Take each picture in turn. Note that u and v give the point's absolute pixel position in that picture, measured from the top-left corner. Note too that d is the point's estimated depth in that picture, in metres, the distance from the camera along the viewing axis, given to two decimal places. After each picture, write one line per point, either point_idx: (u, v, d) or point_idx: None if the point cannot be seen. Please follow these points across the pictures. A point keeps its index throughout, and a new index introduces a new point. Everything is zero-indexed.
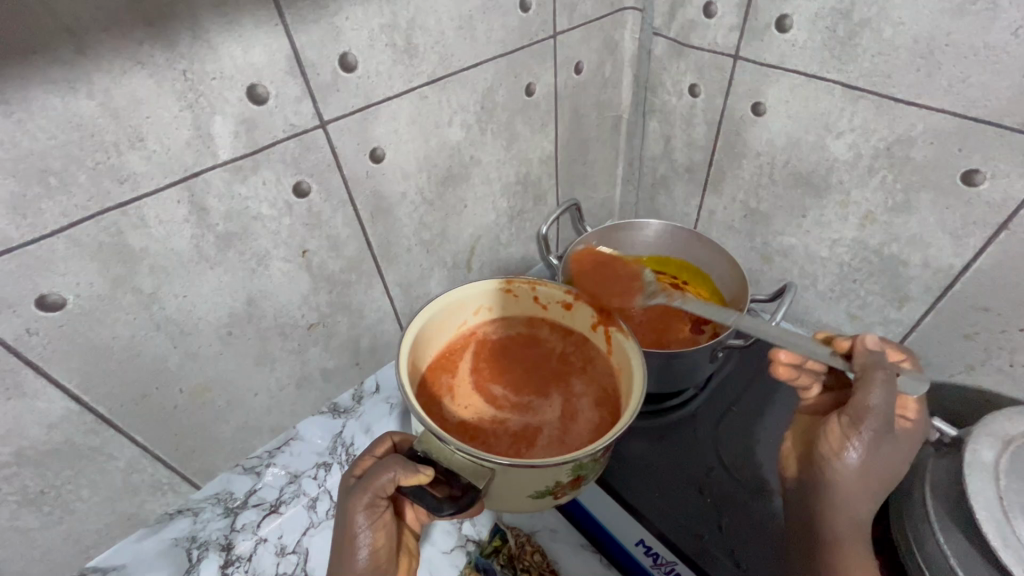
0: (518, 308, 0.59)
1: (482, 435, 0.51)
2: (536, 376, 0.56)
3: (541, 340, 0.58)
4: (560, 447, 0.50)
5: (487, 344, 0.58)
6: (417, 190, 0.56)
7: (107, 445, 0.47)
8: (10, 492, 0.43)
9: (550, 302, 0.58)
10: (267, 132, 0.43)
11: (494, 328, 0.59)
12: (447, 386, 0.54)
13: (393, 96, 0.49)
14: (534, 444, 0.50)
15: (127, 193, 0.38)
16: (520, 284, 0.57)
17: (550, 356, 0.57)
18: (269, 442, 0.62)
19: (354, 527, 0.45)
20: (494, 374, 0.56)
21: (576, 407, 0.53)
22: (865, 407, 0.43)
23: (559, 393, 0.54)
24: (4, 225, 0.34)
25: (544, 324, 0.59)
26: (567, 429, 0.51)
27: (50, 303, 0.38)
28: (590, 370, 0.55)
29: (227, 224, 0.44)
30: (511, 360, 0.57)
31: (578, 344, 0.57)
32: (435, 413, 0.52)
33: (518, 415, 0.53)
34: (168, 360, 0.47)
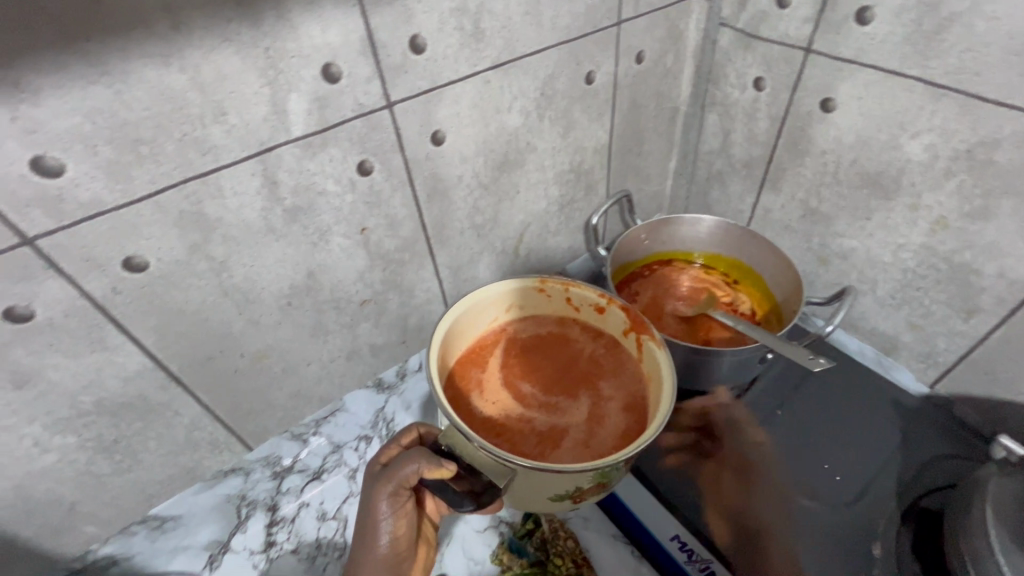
0: (549, 308, 0.59)
1: (507, 434, 0.51)
2: (566, 378, 0.55)
3: (571, 341, 0.58)
4: (584, 451, 0.49)
5: (518, 341, 0.58)
6: (474, 174, 0.57)
7: (174, 402, 0.50)
8: (87, 438, 0.46)
9: (582, 305, 0.57)
10: (338, 111, 0.44)
11: (526, 326, 0.59)
12: (475, 380, 0.55)
13: (457, 80, 0.49)
14: (559, 446, 0.50)
15: (207, 164, 0.40)
16: (553, 284, 0.57)
17: (580, 358, 0.57)
18: (317, 411, 0.64)
19: (376, 515, 0.48)
20: (523, 371, 0.56)
21: (604, 412, 0.52)
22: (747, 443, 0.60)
23: (587, 396, 0.54)
24: (99, 190, 0.36)
25: (575, 326, 0.59)
26: (594, 433, 0.51)
27: (135, 264, 0.41)
28: (620, 375, 0.55)
29: (295, 198, 0.46)
30: (541, 358, 0.57)
31: (608, 348, 0.57)
32: (464, 407, 0.52)
33: (546, 415, 0.52)
34: (232, 325, 0.49)
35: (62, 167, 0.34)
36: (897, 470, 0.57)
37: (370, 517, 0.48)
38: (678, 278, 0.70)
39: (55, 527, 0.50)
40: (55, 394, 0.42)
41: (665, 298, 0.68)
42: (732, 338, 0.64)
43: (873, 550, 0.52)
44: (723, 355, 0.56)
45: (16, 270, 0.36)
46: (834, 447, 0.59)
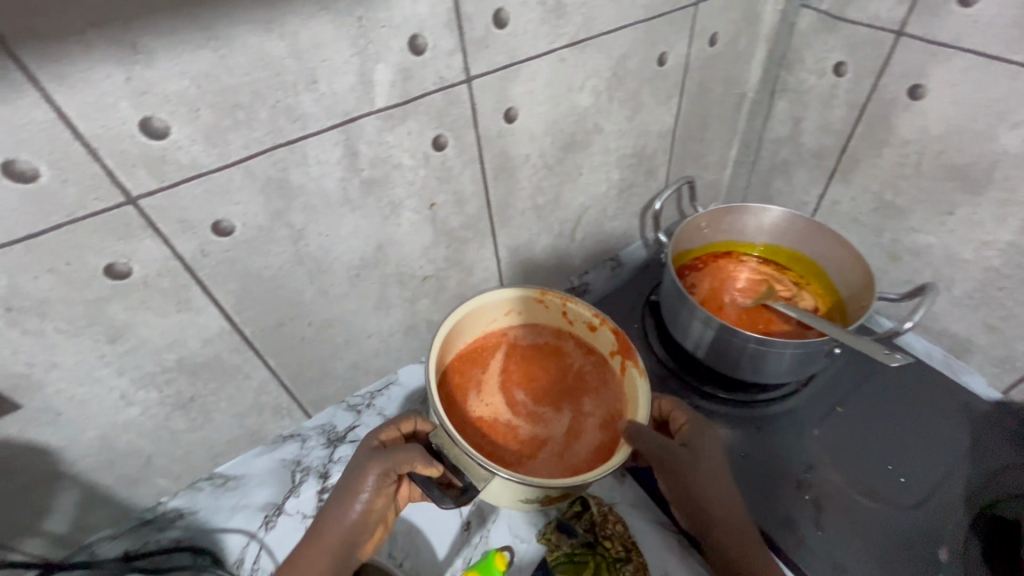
0: (546, 318, 0.58)
1: (491, 436, 0.51)
2: (554, 389, 0.55)
3: (564, 354, 0.58)
4: (560, 464, 0.50)
5: (517, 348, 0.58)
6: (541, 154, 0.57)
7: (245, 365, 0.52)
8: (168, 394, 0.49)
9: (577, 318, 0.57)
10: (420, 84, 0.44)
11: (525, 333, 0.59)
12: (470, 379, 0.55)
13: (535, 56, 0.49)
14: (536, 455, 0.51)
15: (296, 132, 0.41)
16: (552, 297, 0.56)
17: (570, 371, 0.56)
18: (372, 384, 0.66)
19: (351, 485, 0.49)
20: (517, 377, 0.56)
21: (583, 427, 0.53)
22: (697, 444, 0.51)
23: (570, 410, 0.54)
24: (198, 153, 0.37)
25: (570, 339, 0.58)
26: (570, 447, 0.51)
27: (223, 228, 0.42)
28: (604, 393, 0.55)
29: (372, 169, 0.46)
30: (534, 367, 0.57)
31: (598, 365, 0.56)
32: (456, 405, 0.53)
33: (530, 425, 0.53)
34: (304, 294, 0.50)
35: (167, 130, 0.36)
36: (967, 475, 0.55)
37: (348, 486, 0.49)
38: (736, 269, 0.69)
39: (133, 478, 0.53)
40: (143, 350, 0.44)
41: (721, 291, 0.67)
42: (792, 333, 0.62)
43: (940, 556, 0.51)
44: (786, 348, 0.54)
45: (119, 228, 0.38)
46: (898, 448, 0.58)
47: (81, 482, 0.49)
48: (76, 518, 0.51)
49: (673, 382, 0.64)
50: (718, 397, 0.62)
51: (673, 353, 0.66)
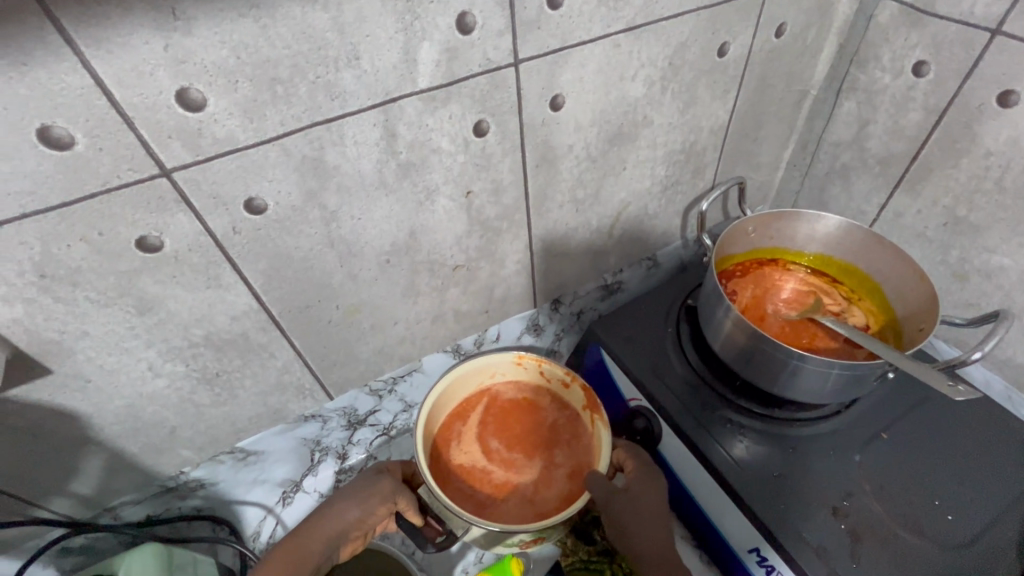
0: (525, 375, 0.62)
1: (468, 481, 0.56)
2: (529, 440, 0.59)
3: (541, 407, 0.61)
4: (530, 508, 0.54)
5: (498, 401, 0.61)
6: (585, 145, 0.54)
7: (271, 344, 0.51)
8: (194, 369, 0.48)
9: (553, 375, 0.60)
10: (465, 65, 0.42)
11: (506, 387, 0.62)
12: (455, 431, 0.59)
13: (588, 40, 0.46)
14: (508, 500, 0.55)
15: (334, 110, 0.39)
16: (528, 360, 0.60)
17: (545, 424, 0.60)
18: (396, 369, 0.64)
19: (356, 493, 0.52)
20: (495, 428, 0.60)
21: (554, 475, 0.56)
22: (642, 489, 0.53)
23: (543, 459, 0.57)
24: (234, 127, 0.36)
25: (547, 393, 0.62)
26: (540, 493, 0.55)
27: (256, 207, 0.41)
28: (577, 445, 0.58)
29: (409, 153, 0.45)
30: (512, 420, 0.60)
31: (573, 417, 0.60)
32: (438, 453, 0.57)
33: (505, 473, 0.57)
34: (332, 277, 0.49)
35: (204, 102, 0.34)
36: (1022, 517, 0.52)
37: (358, 492, 0.52)
38: (782, 278, 0.65)
39: (157, 447, 0.53)
40: (171, 323, 0.44)
41: (766, 301, 0.64)
42: (837, 351, 0.58)
43: None
44: (832, 366, 0.50)
45: (153, 200, 0.37)
46: (944, 479, 0.54)
47: (107, 448, 0.50)
48: (102, 482, 0.52)
49: (704, 391, 0.61)
50: (751, 411, 0.59)
51: (707, 361, 0.63)
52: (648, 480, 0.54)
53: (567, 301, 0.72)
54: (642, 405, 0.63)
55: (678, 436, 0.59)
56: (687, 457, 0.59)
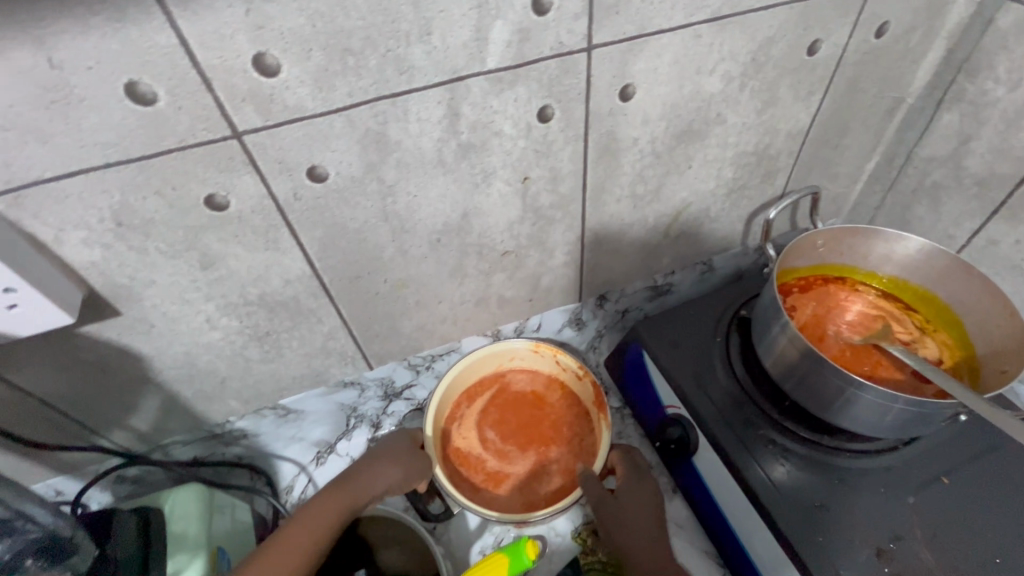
0: (541, 367, 0.68)
1: (465, 466, 0.63)
2: (528, 432, 0.66)
3: (549, 402, 0.67)
4: (519, 497, 0.62)
5: (506, 392, 0.68)
6: (651, 139, 0.52)
7: (319, 310, 0.53)
8: (246, 326, 0.51)
9: (567, 369, 0.67)
10: (536, 47, 0.41)
11: (517, 379, 0.68)
12: (459, 415, 0.66)
13: (668, 29, 0.44)
14: (498, 486, 0.63)
15: (401, 85, 0.39)
16: (545, 349, 0.66)
17: (547, 419, 0.66)
18: (435, 347, 0.65)
19: (400, 451, 0.56)
20: (495, 419, 0.66)
21: (547, 469, 0.63)
22: (626, 491, 0.56)
23: (537, 453, 0.64)
24: (304, 95, 0.37)
25: (556, 389, 0.68)
26: (531, 484, 0.62)
27: (317, 174, 0.42)
28: (571, 444, 0.65)
29: (471, 133, 0.44)
30: (513, 413, 0.67)
31: (572, 418, 0.66)
32: (442, 438, 0.64)
33: (498, 461, 0.64)
34: (384, 251, 0.50)
35: (278, 68, 0.35)
36: None
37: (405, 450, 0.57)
38: (849, 299, 0.61)
39: (208, 394, 0.56)
40: (230, 280, 0.46)
41: (828, 320, 0.60)
42: (901, 382, 0.54)
43: None
44: (896, 399, 0.46)
45: (222, 160, 0.38)
46: (1005, 532, 0.50)
47: (163, 391, 0.53)
48: (157, 419, 0.56)
49: (748, 407, 0.58)
50: (798, 434, 0.55)
51: (755, 376, 0.60)
52: (636, 485, 0.57)
53: (613, 298, 0.70)
54: (680, 413, 0.61)
55: (713, 450, 0.57)
56: (722, 473, 0.57)
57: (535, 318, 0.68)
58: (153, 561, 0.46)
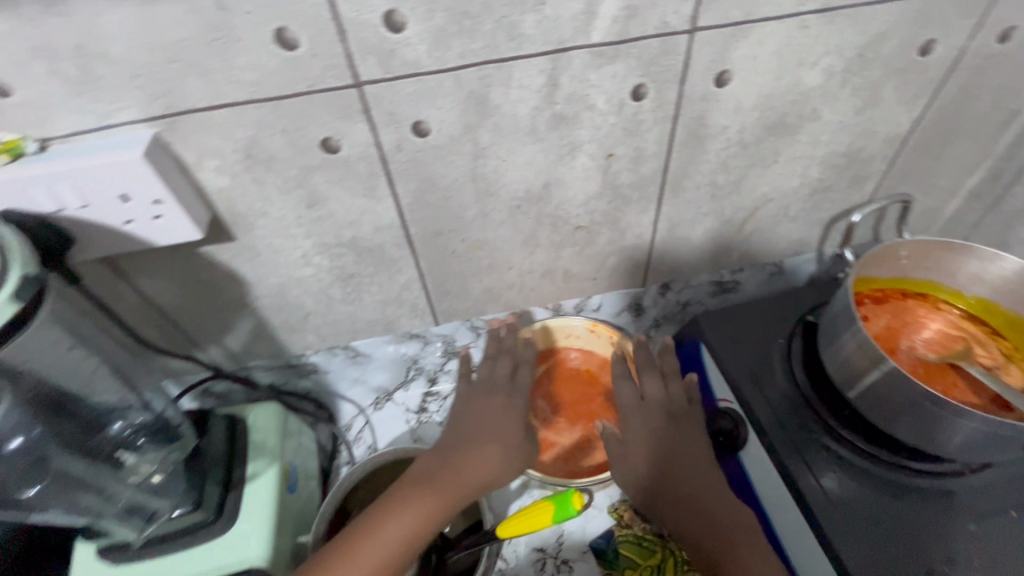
0: (596, 349, 0.71)
1: None
2: (578, 408, 0.69)
3: (601, 382, 0.71)
4: (563, 466, 0.64)
5: (562, 367, 0.71)
6: (740, 129, 0.52)
7: (400, 260, 0.57)
8: (334, 266, 0.55)
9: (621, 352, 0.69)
10: (641, 25, 0.42)
11: (573, 357, 0.72)
12: None
13: (775, 16, 0.44)
14: (544, 453, 0.65)
15: (509, 51, 0.41)
16: (601, 330, 0.69)
17: (598, 398, 0.69)
18: (497, 312, 0.68)
19: (506, 432, 0.56)
20: (547, 392, 0.70)
21: (592, 444, 0.66)
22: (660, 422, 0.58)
23: (584, 428, 0.67)
24: (422, 53, 0.40)
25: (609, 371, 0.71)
26: (576, 456, 0.65)
27: (421, 130, 0.45)
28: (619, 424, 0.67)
29: (566, 104, 0.46)
30: (567, 388, 0.70)
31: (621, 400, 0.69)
32: None
33: (546, 430, 0.67)
34: (467, 211, 0.53)
35: (404, 25, 0.38)
36: None
37: (513, 433, 0.56)
38: (927, 316, 0.59)
39: (292, 326, 0.62)
40: (329, 221, 0.51)
41: (900, 334, 0.59)
42: (978, 406, 0.51)
43: None
44: (970, 417, 0.45)
45: (341, 108, 0.42)
46: None
47: (256, 317, 0.59)
48: (246, 343, 0.62)
49: (805, 410, 0.58)
50: (855, 444, 0.55)
51: (817, 382, 0.59)
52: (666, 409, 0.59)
53: (677, 288, 0.71)
54: (732, 408, 0.61)
55: (762, 445, 0.57)
56: (769, 472, 0.56)
57: (597, 297, 0.69)
58: (237, 459, 0.52)
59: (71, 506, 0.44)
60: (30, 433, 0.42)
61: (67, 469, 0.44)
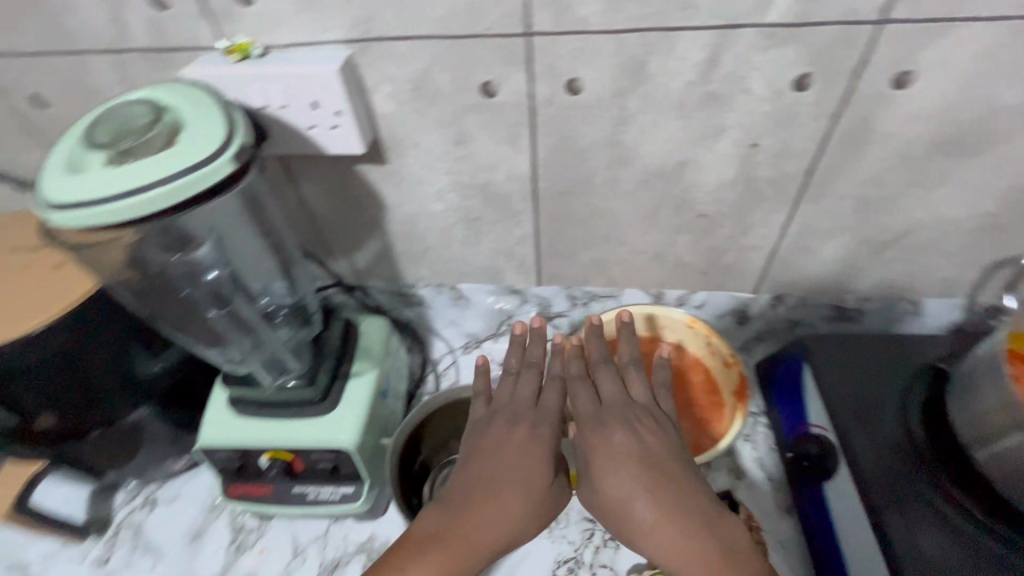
0: (690, 346, 0.68)
1: None
2: None
3: (688, 381, 0.67)
4: None
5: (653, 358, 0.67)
6: (908, 140, 0.48)
7: (522, 213, 0.60)
8: (463, 206, 0.60)
9: (716, 355, 0.66)
10: (824, 10, 0.41)
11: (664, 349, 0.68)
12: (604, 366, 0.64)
13: (981, 18, 0.40)
14: None
15: (678, 20, 0.42)
16: (700, 328, 0.66)
17: (682, 394, 0.65)
18: (599, 287, 0.70)
19: (519, 478, 0.47)
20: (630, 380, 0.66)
21: None
22: (629, 430, 0.48)
23: None
24: (594, 12, 0.42)
25: (700, 371, 0.67)
26: None
27: (574, 88, 0.47)
28: (697, 424, 0.63)
29: (722, 84, 0.46)
30: None
31: (704, 402, 0.65)
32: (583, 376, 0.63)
33: None
34: (597, 176, 0.55)
35: None
36: None
37: (529, 481, 0.47)
38: None
39: (412, 255, 0.68)
40: (469, 161, 0.55)
41: None
42: None
43: None
44: None
45: (508, 55, 0.46)
46: None
47: (384, 240, 0.66)
48: (370, 263, 0.69)
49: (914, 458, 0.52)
50: (968, 507, 0.49)
51: (931, 428, 0.53)
52: (633, 416, 0.50)
53: (790, 303, 0.68)
54: (824, 435, 0.57)
55: (853, 483, 0.53)
56: (853, 508, 0.52)
57: (702, 294, 0.69)
58: (346, 357, 0.58)
59: (235, 342, 0.54)
60: (222, 269, 0.52)
61: (236, 309, 0.54)
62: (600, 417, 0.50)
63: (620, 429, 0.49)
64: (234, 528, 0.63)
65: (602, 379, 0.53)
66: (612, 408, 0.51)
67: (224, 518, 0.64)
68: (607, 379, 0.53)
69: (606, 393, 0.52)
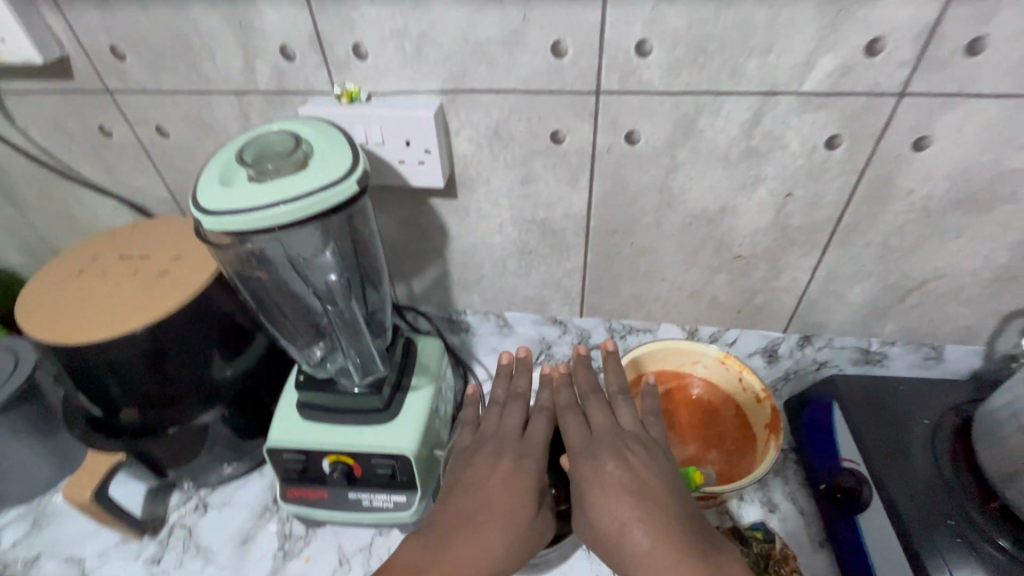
0: (721, 381, 0.71)
1: None
2: (694, 432, 0.70)
3: (720, 415, 0.71)
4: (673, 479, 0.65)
5: (687, 390, 0.72)
6: (927, 196, 0.54)
7: (573, 248, 0.66)
8: (520, 240, 0.66)
9: (747, 389, 0.68)
10: (853, 82, 0.48)
11: (699, 383, 0.72)
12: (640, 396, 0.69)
13: (988, 95, 0.47)
14: None
15: (728, 86, 0.50)
16: (732, 364, 0.68)
17: (715, 427, 0.70)
18: (637, 321, 0.75)
19: (504, 506, 0.50)
20: (666, 411, 0.71)
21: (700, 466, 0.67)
22: (618, 458, 0.51)
23: (694, 450, 0.68)
24: (656, 76, 0.50)
25: (731, 406, 0.70)
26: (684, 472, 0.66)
27: (632, 138, 0.55)
28: (730, 456, 0.67)
29: (762, 140, 0.53)
30: (685, 411, 0.71)
31: (736, 436, 0.68)
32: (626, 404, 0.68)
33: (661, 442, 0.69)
34: (644, 217, 0.61)
35: (650, 52, 0.49)
36: None
37: (515, 509, 0.50)
38: None
39: (465, 283, 0.74)
40: (531, 199, 0.62)
41: None
42: None
43: None
44: None
45: (578, 108, 0.53)
46: None
47: (442, 267, 0.72)
48: (425, 289, 0.75)
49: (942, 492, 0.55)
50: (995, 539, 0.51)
51: (958, 466, 0.56)
52: (619, 445, 0.53)
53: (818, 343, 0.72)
54: (855, 468, 0.59)
55: (886, 513, 0.55)
56: (889, 536, 0.54)
57: (733, 331, 0.73)
58: (406, 371, 0.63)
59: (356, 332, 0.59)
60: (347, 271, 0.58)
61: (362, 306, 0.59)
62: (589, 447, 0.53)
63: (610, 458, 0.51)
64: (282, 534, 0.65)
65: (593, 412, 0.57)
66: (601, 438, 0.54)
67: (273, 524, 0.66)
68: (596, 411, 0.57)
69: (596, 423, 0.56)
